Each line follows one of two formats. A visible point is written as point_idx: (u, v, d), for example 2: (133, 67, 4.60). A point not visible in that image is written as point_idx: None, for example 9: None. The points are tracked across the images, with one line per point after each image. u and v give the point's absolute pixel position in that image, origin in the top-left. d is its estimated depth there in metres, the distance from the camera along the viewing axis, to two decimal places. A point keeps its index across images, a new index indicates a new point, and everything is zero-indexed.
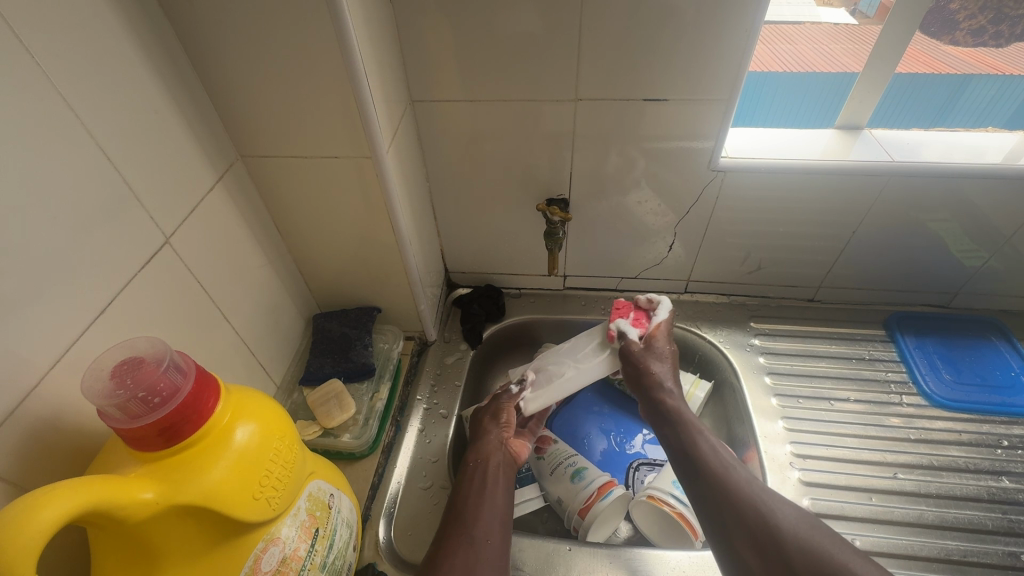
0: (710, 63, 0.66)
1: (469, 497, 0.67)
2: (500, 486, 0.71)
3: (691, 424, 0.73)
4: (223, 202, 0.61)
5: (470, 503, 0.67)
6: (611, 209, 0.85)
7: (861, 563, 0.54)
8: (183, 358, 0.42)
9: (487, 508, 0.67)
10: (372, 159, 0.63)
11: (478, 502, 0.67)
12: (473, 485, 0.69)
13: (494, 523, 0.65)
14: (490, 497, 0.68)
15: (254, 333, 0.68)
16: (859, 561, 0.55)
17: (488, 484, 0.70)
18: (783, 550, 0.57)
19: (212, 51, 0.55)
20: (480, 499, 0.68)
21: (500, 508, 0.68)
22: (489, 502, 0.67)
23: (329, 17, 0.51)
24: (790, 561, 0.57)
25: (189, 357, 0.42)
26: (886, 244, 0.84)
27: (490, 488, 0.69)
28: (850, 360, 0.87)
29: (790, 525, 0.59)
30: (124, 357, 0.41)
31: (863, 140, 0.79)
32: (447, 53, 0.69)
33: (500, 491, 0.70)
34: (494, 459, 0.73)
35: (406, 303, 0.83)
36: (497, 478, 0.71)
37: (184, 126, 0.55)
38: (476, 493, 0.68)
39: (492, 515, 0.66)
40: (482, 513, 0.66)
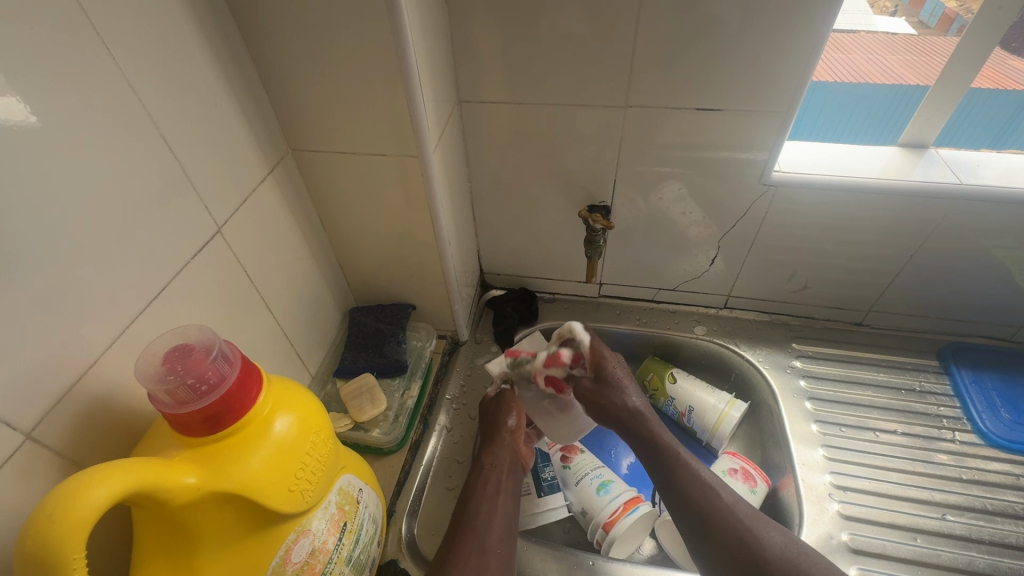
0: (768, 74, 0.64)
1: (481, 505, 0.66)
2: (510, 492, 0.69)
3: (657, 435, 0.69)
4: (273, 195, 0.63)
5: (482, 511, 0.65)
6: (653, 219, 0.83)
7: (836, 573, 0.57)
8: (231, 347, 0.43)
9: (500, 516, 0.65)
10: (418, 158, 0.63)
11: (490, 510, 0.66)
12: (486, 491, 0.68)
13: (505, 534, 0.64)
14: (501, 505, 0.67)
15: (293, 323, 0.69)
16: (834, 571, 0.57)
17: (502, 490, 0.69)
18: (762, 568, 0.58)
19: (271, 47, 0.56)
20: (491, 507, 0.66)
21: (509, 516, 0.66)
22: (500, 510, 0.66)
23: (387, 17, 0.51)
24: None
25: (236, 348, 0.43)
26: (945, 271, 0.79)
27: (501, 494, 0.68)
28: (899, 391, 0.83)
29: (779, 552, 0.58)
30: (175, 343, 0.42)
31: (927, 159, 0.75)
32: (497, 55, 0.69)
33: (510, 499, 0.69)
34: (505, 463, 0.72)
35: (441, 302, 0.83)
36: (508, 484, 0.70)
37: (241, 120, 0.56)
38: (488, 500, 0.67)
39: (503, 525, 0.65)
40: (494, 521, 0.64)
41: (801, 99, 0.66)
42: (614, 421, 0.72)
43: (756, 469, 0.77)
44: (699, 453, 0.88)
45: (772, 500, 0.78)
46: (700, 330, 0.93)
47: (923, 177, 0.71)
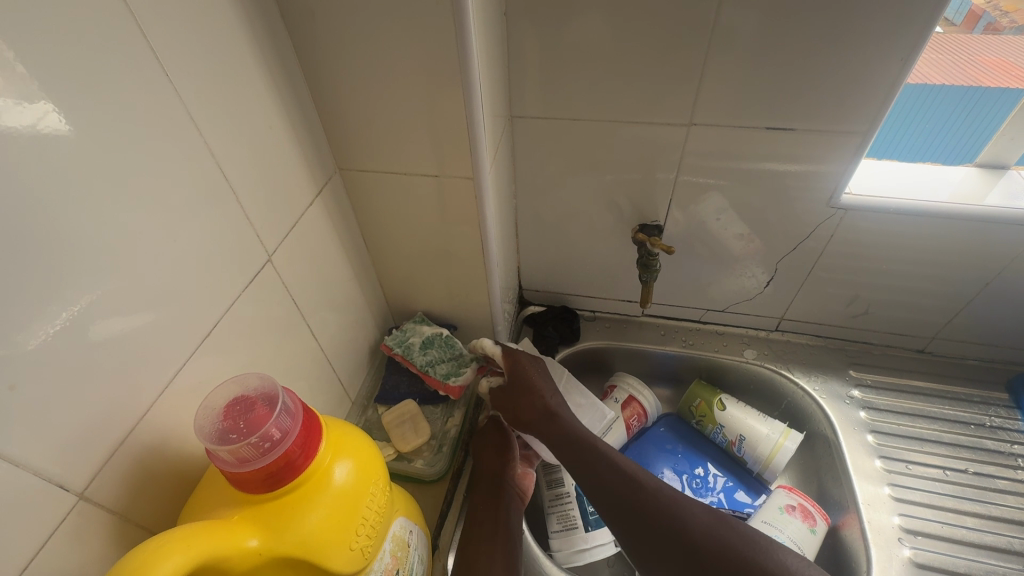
0: (850, 93, 0.60)
1: (480, 549, 0.62)
2: (510, 529, 0.65)
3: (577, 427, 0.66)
4: (320, 217, 0.60)
5: (481, 557, 0.61)
6: (708, 239, 0.79)
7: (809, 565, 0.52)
8: (291, 397, 0.40)
9: (502, 559, 0.62)
10: (473, 181, 0.59)
11: (490, 555, 0.62)
12: (485, 532, 0.64)
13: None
14: (501, 547, 0.63)
15: (335, 349, 0.67)
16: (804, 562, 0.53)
17: (501, 530, 0.65)
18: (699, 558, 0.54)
19: (325, 65, 0.53)
20: (491, 552, 0.62)
21: (510, 557, 0.62)
22: (500, 552, 0.62)
23: (452, 35, 0.48)
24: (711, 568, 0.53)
25: (295, 396, 0.40)
26: (1023, 301, 0.74)
27: (501, 534, 0.64)
28: (968, 427, 0.78)
29: (709, 536, 0.54)
30: (235, 395, 0.39)
31: (1010, 182, 0.69)
32: (555, 69, 0.65)
33: (511, 538, 0.65)
34: (501, 500, 0.68)
35: (484, 323, 0.80)
36: (505, 520, 0.66)
37: (293, 141, 0.53)
38: (485, 544, 0.63)
39: (505, 570, 0.61)
40: (494, 566, 0.60)
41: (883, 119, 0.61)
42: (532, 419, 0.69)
43: (815, 506, 0.73)
44: (747, 483, 0.84)
45: (831, 539, 0.74)
46: (750, 354, 0.89)
47: (1007, 201, 0.67)
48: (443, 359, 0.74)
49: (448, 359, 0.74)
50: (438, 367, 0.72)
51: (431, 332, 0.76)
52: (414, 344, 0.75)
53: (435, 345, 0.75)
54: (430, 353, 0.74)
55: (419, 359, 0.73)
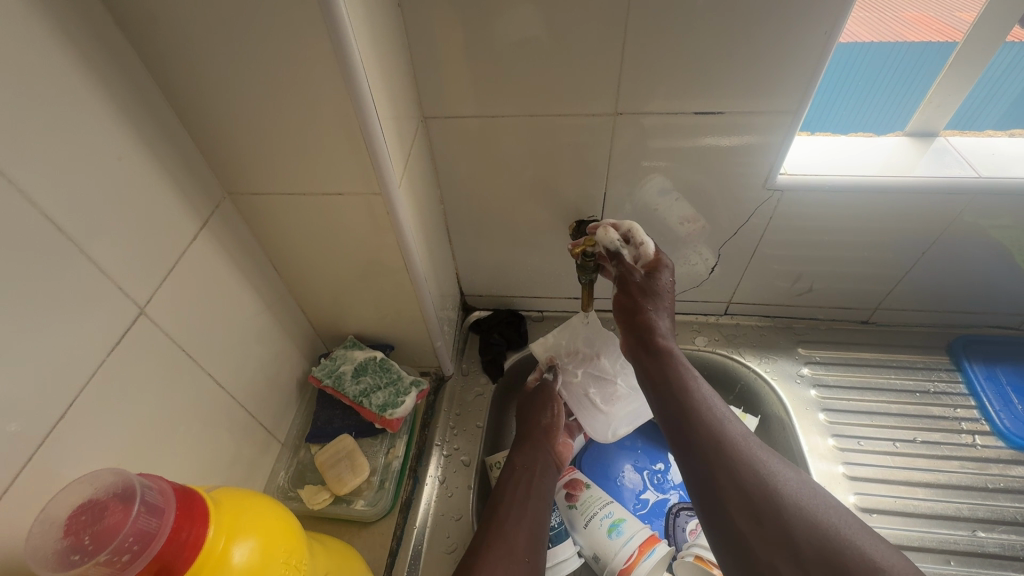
0: (774, 72, 0.57)
1: (512, 506, 0.65)
2: (543, 496, 0.68)
3: (674, 360, 0.61)
4: (212, 251, 0.53)
5: (513, 511, 0.64)
6: (648, 230, 0.76)
7: (887, 552, 0.47)
8: (156, 486, 0.34)
9: (530, 520, 0.64)
10: (383, 196, 0.54)
11: (519, 513, 0.65)
12: (518, 493, 0.67)
13: (534, 537, 0.63)
14: (532, 509, 0.66)
15: (249, 391, 0.60)
16: (883, 549, 0.47)
17: (534, 492, 0.68)
18: (781, 518, 0.49)
19: (187, 79, 0.45)
20: (523, 510, 0.65)
21: (538, 519, 0.65)
22: (530, 513, 0.65)
23: (329, 37, 0.42)
24: (791, 528, 0.48)
25: (159, 480, 0.34)
26: (956, 267, 0.75)
27: (534, 497, 0.67)
28: (913, 395, 0.79)
29: (793, 496, 0.50)
30: (80, 501, 0.32)
31: (937, 149, 0.69)
32: (464, 63, 0.59)
33: (542, 503, 0.67)
34: (538, 467, 0.71)
35: (422, 340, 0.75)
36: (540, 487, 0.69)
37: (161, 170, 0.46)
38: (519, 502, 0.66)
39: (532, 529, 0.63)
40: (523, 522, 0.63)
41: (810, 97, 0.59)
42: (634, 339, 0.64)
43: None
44: None
45: None
46: (701, 341, 0.87)
47: (937, 171, 0.66)
48: (380, 385, 0.69)
49: (385, 386, 0.69)
50: (374, 395, 0.67)
51: (364, 356, 0.71)
52: (346, 372, 0.69)
53: (369, 371, 0.70)
54: (364, 379, 0.69)
55: (352, 389, 0.68)
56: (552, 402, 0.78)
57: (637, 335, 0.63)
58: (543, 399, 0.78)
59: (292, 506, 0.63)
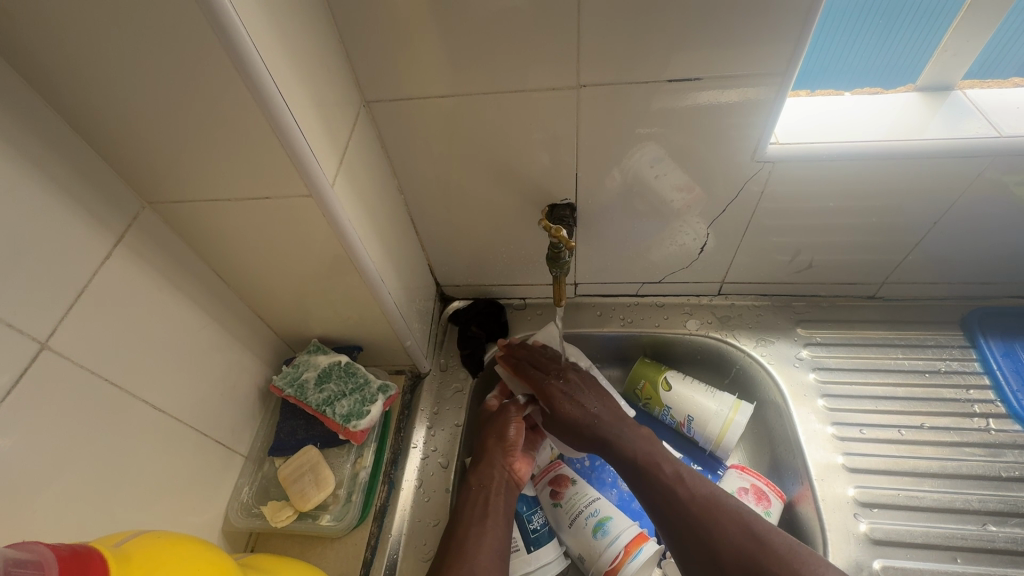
0: (751, 32, 0.50)
1: (471, 526, 0.63)
2: (503, 512, 0.65)
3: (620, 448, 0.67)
4: (133, 269, 0.49)
5: (472, 532, 0.62)
6: (627, 210, 0.70)
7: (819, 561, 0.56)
8: (32, 555, 0.31)
9: (492, 541, 0.62)
10: (314, 199, 0.49)
11: (480, 533, 0.62)
12: (475, 513, 0.64)
13: (498, 558, 0.61)
14: (491, 528, 0.63)
15: (199, 410, 0.58)
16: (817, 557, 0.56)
17: (493, 512, 0.65)
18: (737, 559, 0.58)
19: (70, 87, 0.41)
20: (482, 530, 0.62)
21: (500, 538, 0.63)
22: (491, 534, 0.63)
23: (212, 30, 0.37)
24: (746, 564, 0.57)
25: (39, 550, 0.31)
26: (972, 235, 0.67)
27: (492, 515, 0.64)
28: (922, 376, 0.74)
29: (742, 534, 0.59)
30: None
31: (953, 104, 0.61)
32: (402, 40, 0.53)
33: (503, 522, 0.65)
34: (495, 483, 0.67)
35: (389, 341, 0.71)
36: (497, 506, 0.66)
37: (54, 190, 0.42)
38: (478, 520, 0.63)
39: (494, 549, 0.61)
40: (483, 544, 0.61)
41: (801, 55, 0.52)
42: (575, 434, 0.69)
43: (769, 486, 0.68)
44: (704, 461, 0.79)
45: (787, 515, 0.70)
46: (692, 325, 0.82)
47: (952, 131, 0.58)
48: (345, 392, 0.66)
49: (350, 393, 0.66)
50: (337, 405, 0.65)
51: (328, 361, 0.68)
52: (309, 380, 0.67)
53: (333, 377, 0.67)
54: (328, 387, 0.66)
55: (315, 398, 0.65)
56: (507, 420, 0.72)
57: (579, 434, 0.69)
58: (499, 415, 0.73)
59: (256, 523, 0.62)
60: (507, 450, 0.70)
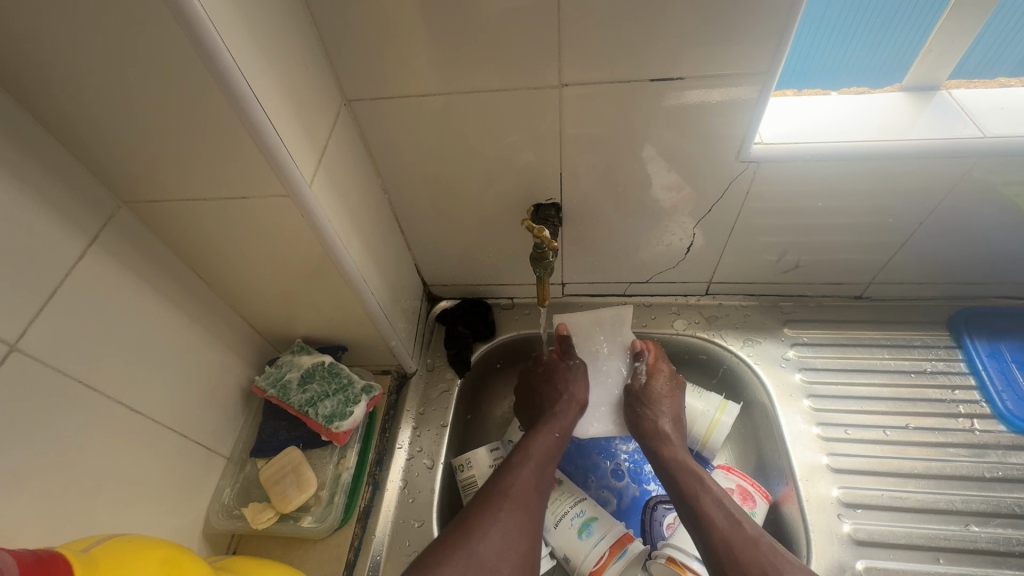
0: (733, 31, 0.50)
1: (523, 463, 0.66)
2: (550, 456, 0.68)
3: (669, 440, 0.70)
4: (108, 269, 0.49)
5: (521, 467, 0.65)
6: (613, 209, 0.69)
7: None
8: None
9: (532, 480, 0.64)
10: (292, 198, 0.49)
11: (526, 470, 0.65)
12: (527, 454, 0.67)
13: (537, 493, 0.64)
14: (537, 467, 0.66)
15: (179, 411, 0.57)
16: None
17: (541, 454, 0.68)
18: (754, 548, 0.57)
19: (38, 84, 0.40)
20: (528, 468, 0.65)
21: (541, 479, 0.66)
22: (536, 472, 0.66)
23: (182, 29, 0.36)
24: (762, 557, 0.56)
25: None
26: (958, 235, 0.67)
27: (541, 458, 0.67)
28: (908, 376, 0.74)
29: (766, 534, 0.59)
30: None
31: (938, 104, 0.60)
32: (382, 37, 0.52)
33: (548, 465, 0.67)
34: (551, 431, 0.70)
35: (374, 341, 0.70)
36: (547, 455, 0.68)
37: (23, 188, 0.42)
38: (529, 459, 0.66)
39: (534, 486, 0.64)
40: (527, 480, 0.64)
41: (785, 54, 0.51)
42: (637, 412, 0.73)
43: (754, 486, 0.68)
44: None
45: (772, 515, 0.70)
46: (680, 325, 0.81)
47: (936, 131, 0.58)
48: (328, 393, 0.66)
49: (334, 394, 0.66)
50: (321, 405, 0.65)
51: (311, 362, 0.67)
52: (292, 380, 0.66)
53: (317, 377, 0.67)
54: (311, 387, 0.66)
55: (298, 399, 0.65)
56: (568, 382, 0.75)
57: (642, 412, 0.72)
58: (564, 375, 0.76)
59: (237, 524, 0.61)
60: (563, 403, 0.74)
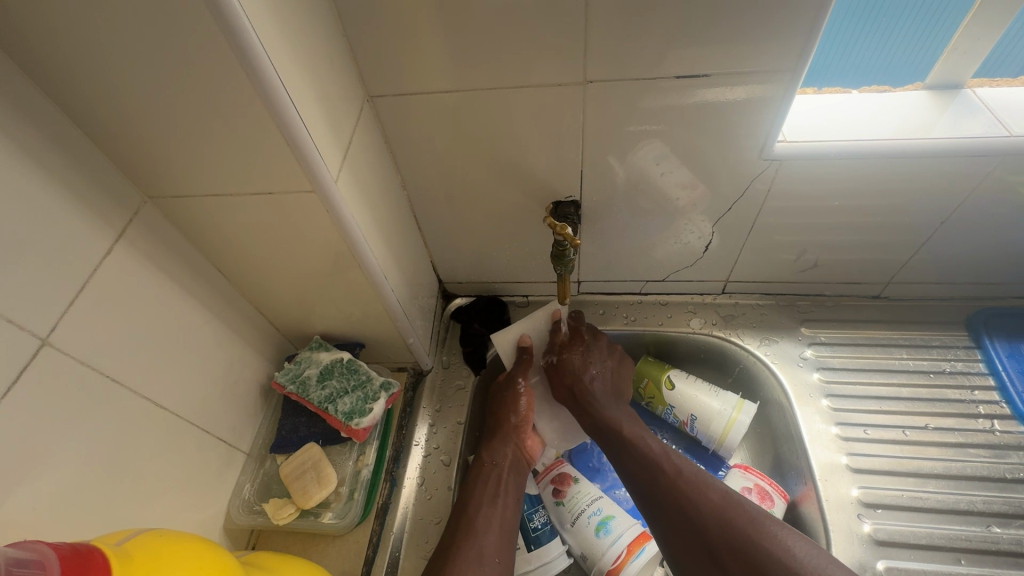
0: (761, 28, 0.49)
1: (483, 505, 0.63)
2: (512, 492, 0.66)
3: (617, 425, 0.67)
4: (134, 265, 0.49)
5: (483, 510, 0.62)
6: (632, 208, 0.69)
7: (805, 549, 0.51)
8: (31, 551, 0.31)
9: (499, 520, 0.62)
10: (317, 194, 0.49)
11: (490, 513, 0.62)
12: (487, 492, 0.64)
13: (504, 537, 0.61)
14: (500, 508, 0.63)
15: (201, 406, 0.58)
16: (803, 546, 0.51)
17: (503, 491, 0.65)
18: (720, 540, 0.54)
19: (70, 80, 0.40)
20: (493, 510, 0.63)
21: (508, 519, 0.63)
22: (500, 514, 0.63)
23: (215, 23, 0.36)
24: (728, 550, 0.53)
25: (38, 549, 0.31)
26: (981, 235, 0.66)
27: (501, 496, 0.64)
28: (927, 376, 0.73)
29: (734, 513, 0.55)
30: None
31: (963, 102, 0.60)
32: (406, 34, 0.52)
33: (512, 502, 0.65)
34: (506, 463, 0.68)
35: (392, 338, 0.70)
36: (510, 485, 0.66)
37: (54, 184, 0.42)
38: (490, 500, 0.64)
39: (502, 529, 0.61)
40: (492, 524, 0.61)
41: (811, 51, 0.51)
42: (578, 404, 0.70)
43: (772, 485, 0.68)
44: (706, 460, 0.79)
45: (790, 515, 0.70)
46: (696, 323, 0.81)
47: (962, 130, 0.57)
48: (347, 390, 0.66)
49: (352, 390, 0.66)
50: (340, 402, 0.65)
51: (330, 359, 0.68)
52: (311, 377, 0.66)
53: (336, 374, 0.67)
54: (330, 384, 0.66)
55: (317, 395, 0.65)
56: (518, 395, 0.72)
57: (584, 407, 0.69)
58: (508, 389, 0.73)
59: (257, 520, 0.62)
60: (516, 428, 0.71)
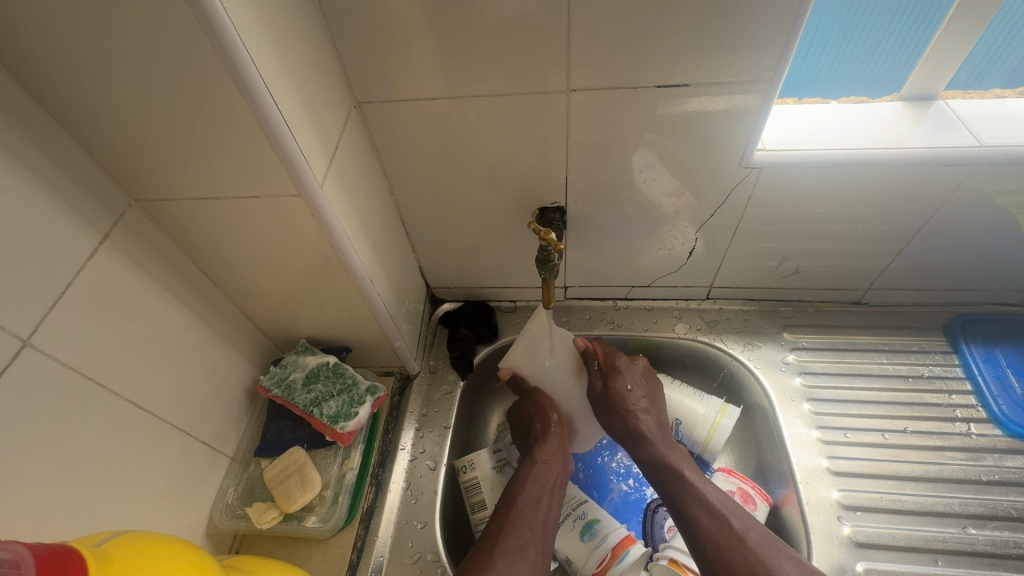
0: (738, 40, 0.51)
1: (527, 498, 0.64)
2: (553, 484, 0.66)
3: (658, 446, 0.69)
4: (118, 267, 0.49)
5: (528, 503, 0.63)
6: (616, 214, 0.70)
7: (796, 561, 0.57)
8: (8, 549, 0.31)
9: (539, 512, 0.63)
10: (303, 197, 0.49)
11: (531, 506, 0.63)
12: (525, 485, 0.65)
13: (550, 531, 0.62)
14: (542, 499, 0.64)
15: (184, 410, 0.57)
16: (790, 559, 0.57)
17: (544, 484, 0.66)
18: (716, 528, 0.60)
19: (53, 81, 0.40)
20: (533, 502, 0.64)
21: (550, 509, 0.64)
22: (541, 506, 0.64)
23: (202, 30, 0.37)
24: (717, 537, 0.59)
25: (15, 548, 0.31)
26: (955, 242, 0.68)
27: (542, 490, 0.65)
28: (906, 380, 0.75)
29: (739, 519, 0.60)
30: None
31: (936, 114, 0.62)
32: (394, 41, 0.53)
33: (557, 494, 0.66)
34: (545, 457, 0.68)
35: (378, 342, 0.71)
36: (554, 481, 0.67)
37: (37, 185, 0.42)
38: (535, 494, 0.64)
39: (545, 521, 0.63)
40: (534, 517, 0.62)
41: (789, 61, 0.52)
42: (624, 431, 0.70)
43: (755, 488, 0.69)
44: None
45: (773, 518, 0.71)
46: (681, 328, 0.82)
47: (935, 140, 0.59)
48: (332, 393, 0.66)
49: (338, 394, 0.66)
50: (325, 405, 0.65)
51: (316, 362, 0.68)
52: (296, 381, 0.66)
53: (321, 378, 0.67)
54: (316, 388, 0.66)
55: (302, 399, 0.65)
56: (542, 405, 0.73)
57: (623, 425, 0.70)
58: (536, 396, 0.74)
59: (240, 524, 0.61)
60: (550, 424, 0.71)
